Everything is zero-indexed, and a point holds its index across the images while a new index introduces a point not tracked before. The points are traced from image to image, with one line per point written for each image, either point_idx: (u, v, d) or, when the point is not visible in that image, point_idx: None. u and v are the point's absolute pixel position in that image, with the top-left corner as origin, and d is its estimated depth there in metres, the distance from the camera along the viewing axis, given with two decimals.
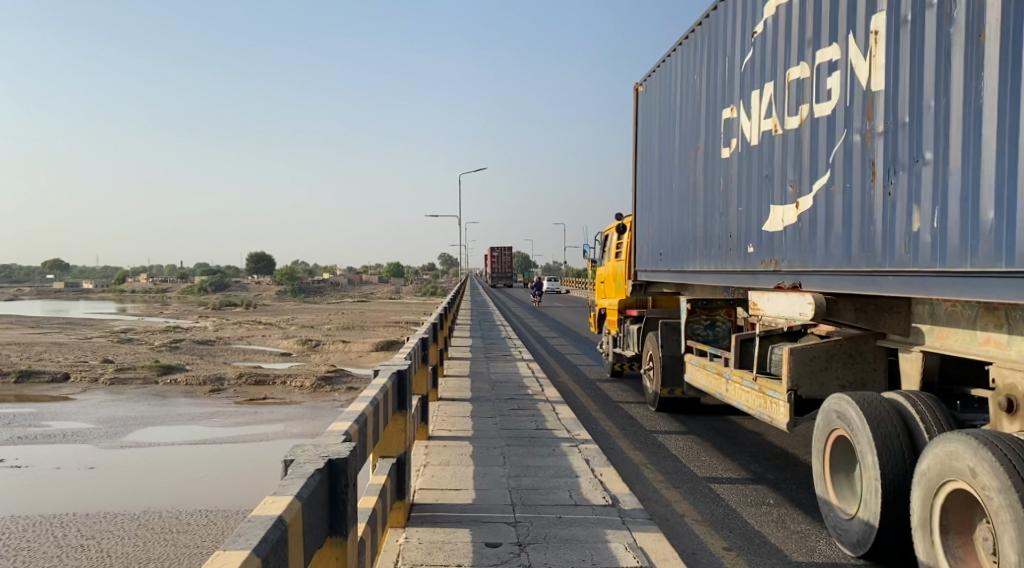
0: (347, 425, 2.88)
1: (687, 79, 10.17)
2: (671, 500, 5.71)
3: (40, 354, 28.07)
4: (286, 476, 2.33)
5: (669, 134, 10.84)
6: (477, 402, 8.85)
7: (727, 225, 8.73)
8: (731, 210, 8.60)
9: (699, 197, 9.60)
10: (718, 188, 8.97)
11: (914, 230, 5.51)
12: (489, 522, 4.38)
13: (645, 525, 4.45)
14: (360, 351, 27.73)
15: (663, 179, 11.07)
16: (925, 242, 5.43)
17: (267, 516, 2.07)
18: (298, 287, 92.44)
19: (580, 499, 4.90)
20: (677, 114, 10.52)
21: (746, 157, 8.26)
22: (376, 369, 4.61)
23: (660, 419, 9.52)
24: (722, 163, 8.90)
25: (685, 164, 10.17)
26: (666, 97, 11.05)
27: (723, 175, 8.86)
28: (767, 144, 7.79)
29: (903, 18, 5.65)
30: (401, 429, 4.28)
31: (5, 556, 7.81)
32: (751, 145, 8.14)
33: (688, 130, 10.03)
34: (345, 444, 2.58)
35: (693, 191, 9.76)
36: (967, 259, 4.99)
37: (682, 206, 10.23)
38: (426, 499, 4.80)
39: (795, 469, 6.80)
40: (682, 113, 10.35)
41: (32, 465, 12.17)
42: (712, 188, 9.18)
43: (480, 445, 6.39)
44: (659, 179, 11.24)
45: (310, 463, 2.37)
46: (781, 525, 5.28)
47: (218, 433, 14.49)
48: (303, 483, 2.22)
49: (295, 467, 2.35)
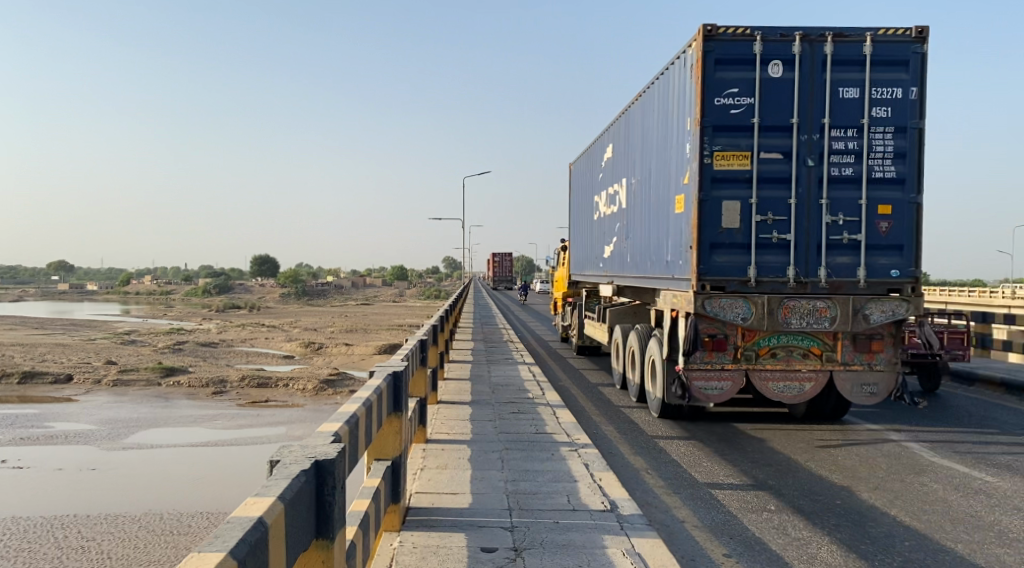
0: (337, 427, 2.79)
1: (589, 172, 16.98)
2: (671, 506, 5.63)
3: (45, 355, 28.11)
4: (270, 477, 2.26)
5: (584, 199, 17.62)
6: (477, 405, 8.76)
7: (597, 255, 15.48)
8: (597, 248, 15.44)
9: (591, 237, 16.32)
10: (596, 234, 15.70)
11: (629, 264, 12.46)
12: (486, 527, 4.32)
13: (644, 531, 4.38)
14: (363, 353, 27.87)
15: (582, 223, 17.78)
16: (631, 269, 12.40)
17: (246, 518, 2.00)
18: (302, 289, 92.30)
19: (579, 504, 4.83)
20: (586, 189, 17.27)
21: (603, 221, 14.98)
22: (371, 371, 4.53)
23: (660, 422, 9.44)
24: (596, 223, 15.68)
25: (587, 219, 16.97)
26: (583, 176, 17.78)
27: (596, 230, 15.64)
28: (607, 218, 14.58)
29: (631, 182, 12.57)
30: (396, 430, 4.22)
31: (6, 558, 7.75)
32: (603, 216, 14.87)
33: (589, 199, 16.78)
34: (333, 445, 2.49)
35: (590, 232, 16.45)
36: (635, 275, 12.02)
37: (586, 241, 17.02)
38: (423, 502, 4.74)
39: (797, 475, 6.69)
40: (588, 189, 17.08)
41: (35, 466, 12.14)
42: (594, 234, 15.92)
43: (478, 449, 6.33)
44: (580, 222, 18.00)
45: (296, 464, 2.30)
46: (781, 532, 5.17)
47: (219, 435, 14.44)
48: (287, 485, 2.16)
49: (280, 468, 2.28)
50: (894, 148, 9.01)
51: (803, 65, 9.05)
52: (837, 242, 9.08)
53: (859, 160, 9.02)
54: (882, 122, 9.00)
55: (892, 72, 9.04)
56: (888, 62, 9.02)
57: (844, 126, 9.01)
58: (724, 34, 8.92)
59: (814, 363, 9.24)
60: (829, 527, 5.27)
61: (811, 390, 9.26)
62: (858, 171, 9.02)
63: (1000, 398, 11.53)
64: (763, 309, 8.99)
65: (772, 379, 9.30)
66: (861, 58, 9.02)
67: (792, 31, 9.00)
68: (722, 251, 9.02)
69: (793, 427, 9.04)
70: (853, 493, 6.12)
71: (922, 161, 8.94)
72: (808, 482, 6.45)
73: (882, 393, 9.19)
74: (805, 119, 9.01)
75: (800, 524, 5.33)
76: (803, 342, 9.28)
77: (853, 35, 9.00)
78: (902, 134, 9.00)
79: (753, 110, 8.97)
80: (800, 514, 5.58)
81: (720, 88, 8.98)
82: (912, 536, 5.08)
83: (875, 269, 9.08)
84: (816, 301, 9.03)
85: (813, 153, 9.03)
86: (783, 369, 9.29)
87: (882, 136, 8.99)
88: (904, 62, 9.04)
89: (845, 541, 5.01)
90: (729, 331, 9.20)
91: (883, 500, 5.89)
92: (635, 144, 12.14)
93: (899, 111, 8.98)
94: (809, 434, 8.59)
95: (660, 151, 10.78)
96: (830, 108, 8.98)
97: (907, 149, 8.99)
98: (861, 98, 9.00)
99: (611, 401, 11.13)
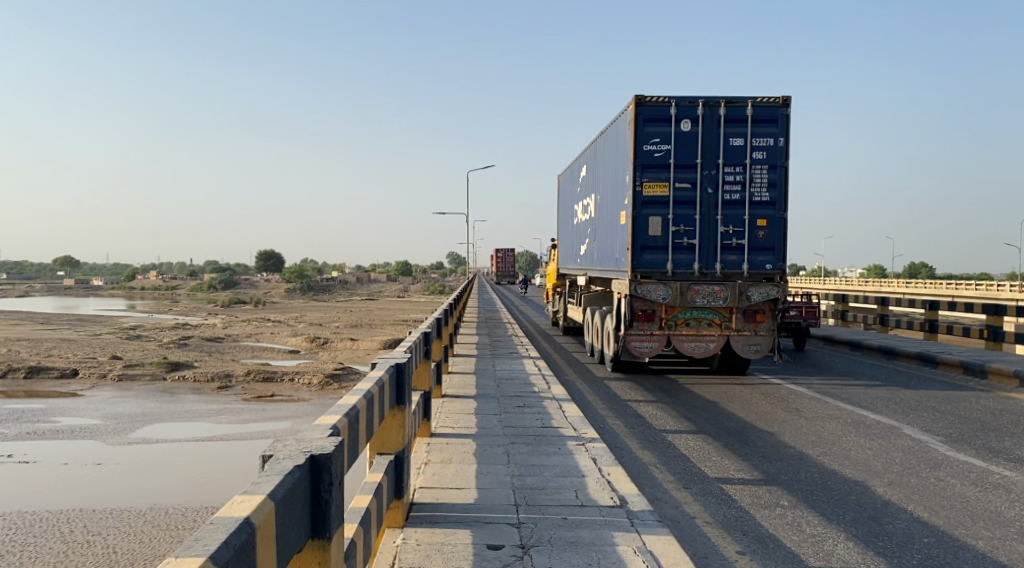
0: (335, 420, 2.63)
1: (571, 183, 20.64)
2: (682, 501, 5.49)
3: (50, 350, 28.03)
4: (261, 473, 2.12)
5: (568, 204, 21.28)
6: (481, 399, 8.66)
7: (576, 251, 19.13)
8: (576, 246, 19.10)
9: (571, 236, 20.02)
10: (575, 236, 19.35)
11: (596, 260, 16.17)
12: (491, 523, 4.17)
13: (655, 528, 4.23)
14: (368, 349, 27.78)
15: (565, 223, 21.49)
16: (597, 263, 16.03)
17: (232, 519, 1.86)
18: (307, 284, 92.23)
19: (587, 499, 4.69)
20: (567, 198, 20.92)
21: (580, 225, 18.58)
22: (373, 363, 4.39)
23: (667, 414, 9.27)
24: (576, 227, 19.29)
25: (569, 220, 20.64)
26: (567, 185, 21.44)
27: (575, 232, 19.29)
28: (581, 223, 18.23)
29: (597, 197, 16.17)
30: (399, 423, 4.09)
31: (10, 553, 7.64)
32: (580, 221, 18.48)
33: (570, 204, 20.44)
34: (330, 439, 2.34)
35: (572, 232, 20.12)
36: (599, 268, 15.70)
37: (568, 239, 20.70)
38: (426, 498, 4.61)
39: (810, 469, 6.53)
40: (569, 197, 20.73)
41: (40, 460, 12.06)
42: (573, 235, 19.60)
43: (482, 442, 6.20)
44: (565, 223, 21.71)
45: (290, 459, 2.16)
46: (797, 528, 5.01)
47: (225, 430, 14.36)
48: (278, 482, 2.01)
49: (272, 463, 2.13)
50: (768, 180, 12.73)
51: (706, 121, 12.72)
52: (729, 246, 12.85)
53: (745, 188, 12.77)
54: (760, 162, 12.72)
55: (769, 126, 12.69)
56: (765, 119, 12.65)
57: (734, 164, 12.71)
58: (649, 101, 12.62)
59: (716, 329, 12.96)
60: (845, 523, 5.13)
61: (713, 348, 12.97)
62: (744, 196, 12.76)
63: (1013, 390, 11.35)
64: (677, 291, 12.80)
65: (687, 340, 13.00)
66: (745, 116, 12.67)
67: (697, 98, 12.64)
68: (649, 252, 12.85)
69: (803, 419, 8.91)
70: (867, 488, 5.97)
71: (788, 189, 12.67)
72: (820, 476, 6.30)
73: (764, 351, 12.88)
74: (707, 159, 12.71)
75: (815, 521, 5.18)
76: (709, 314, 13.00)
77: (739, 101, 12.66)
78: (774, 170, 12.71)
79: (671, 154, 12.70)
80: (815, 510, 5.43)
81: (648, 138, 12.71)
82: (932, 534, 4.91)
83: (755, 264, 12.86)
84: (714, 285, 12.83)
85: (713, 183, 12.76)
86: (694, 334, 13.03)
87: (760, 171, 12.71)
88: (776, 120, 12.70)
89: (862, 538, 4.86)
90: (656, 306, 12.97)
91: (899, 495, 5.73)
92: (599, 169, 15.80)
93: (773, 153, 12.68)
94: (819, 426, 8.47)
95: (613, 177, 14.46)
96: (724, 152, 12.67)
97: (778, 180, 12.73)
98: (746, 145, 12.70)
99: (618, 395, 10.95)
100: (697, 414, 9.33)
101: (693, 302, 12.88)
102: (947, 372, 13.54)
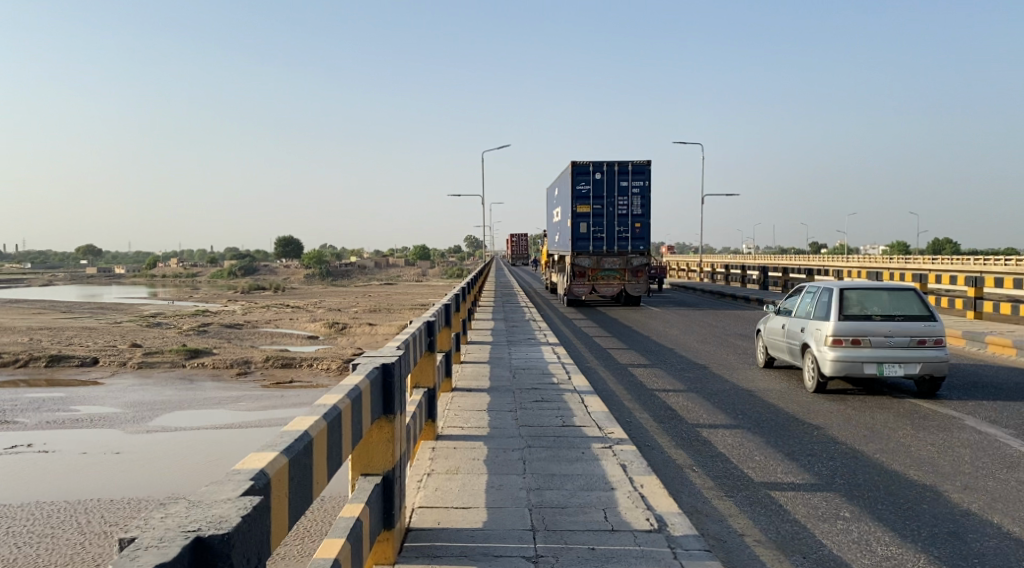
0: (269, 459, 1.92)
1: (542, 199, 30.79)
2: (725, 515, 4.74)
3: (73, 338, 27.75)
4: None
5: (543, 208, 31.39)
6: (495, 392, 7.93)
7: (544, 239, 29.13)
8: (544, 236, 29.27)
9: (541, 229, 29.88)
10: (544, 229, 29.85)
11: (557, 245, 26.02)
12: (502, 559, 3.41)
13: (701, 560, 3.47)
14: (388, 333, 27.25)
15: None
16: (556, 245, 26.11)
17: None
18: (326, 271, 91.21)
19: (618, 522, 3.92)
20: None
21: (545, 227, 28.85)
22: (354, 363, 3.62)
23: (699, 406, 8.41)
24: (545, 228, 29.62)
25: None
26: None
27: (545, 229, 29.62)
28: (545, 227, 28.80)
29: (555, 215, 26.35)
30: (387, 437, 3.33)
31: (28, 544, 7.00)
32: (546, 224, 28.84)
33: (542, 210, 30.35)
34: (237, 504, 1.66)
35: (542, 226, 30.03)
36: (557, 248, 25.81)
37: None
38: (425, 522, 3.85)
39: (870, 472, 5.70)
40: None
41: (60, 449, 11.52)
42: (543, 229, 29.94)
43: (495, 446, 5.46)
44: None
45: (156, 551, 1.46)
46: (867, 549, 4.23)
47: (244, 416, 13.82)
48: None
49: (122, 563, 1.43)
50: (641, 206, 22.87)
51: (609, 173, 22.91)
52: (621, 237, 23.13)
53: (628, 208, 22.96)
54: (637, 195, 22.85)
55: (642, 174, 22.81)
56: (638, 172, 22.75)
57: (622, 195, 22.89)
58: (580, 162, 22.84)
59: (618, 279, 23.43)
60: (924, 541, 4.33)
61: (616, 289, 23.42)
62: (629, 212, 22.93)
63: None
64: (595, 261, 23.35)
65: (601, 285, 23.49)
66: (628, 170, 22.79)
67: (603, 162, 22.81)
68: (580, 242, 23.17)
69: (850, 409, 8.12)
70: (941, 496, 5.13)
71: (651, 209, 22.75)
72: (883, 480, 5.51)
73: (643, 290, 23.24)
74: (609, 193, 22.94)
75: (887, 538, 4.40)
76: (614, 272, 23.47)
77: (625, 162, 22.77)
78: (644, 199, 22.84)
79: (591, 191, 22.98)
80: (883, 523, 4.65)
81: (578, 183, 23.02)
82: None
83: (635, 246, 23.11)
84: (614, 257, 23.40)
85: (611, 205, 23.02)
86: (606, 281, 23.51)
87: (636, 200, 22.87)
88: (644, 172, 22.80)
89: (946, 561, 4.07)
90: (586, 269, 23.40)
91: (981, 505, 4.93)
92: (556, 196, 25.84)
93: (643, 190, 22.80)
94: (871, 417, 7.70)
95: (563, 201, 24.51)
96: (617, 189, 22.87)
97: (647, 204, 22.87)
98: (628, 185, 22.87)
99: (644, 386, 10.05)
100: (734, 407, 8.48)
101: (604, 266, 23.43)
102: (998, 354, 12.59)
